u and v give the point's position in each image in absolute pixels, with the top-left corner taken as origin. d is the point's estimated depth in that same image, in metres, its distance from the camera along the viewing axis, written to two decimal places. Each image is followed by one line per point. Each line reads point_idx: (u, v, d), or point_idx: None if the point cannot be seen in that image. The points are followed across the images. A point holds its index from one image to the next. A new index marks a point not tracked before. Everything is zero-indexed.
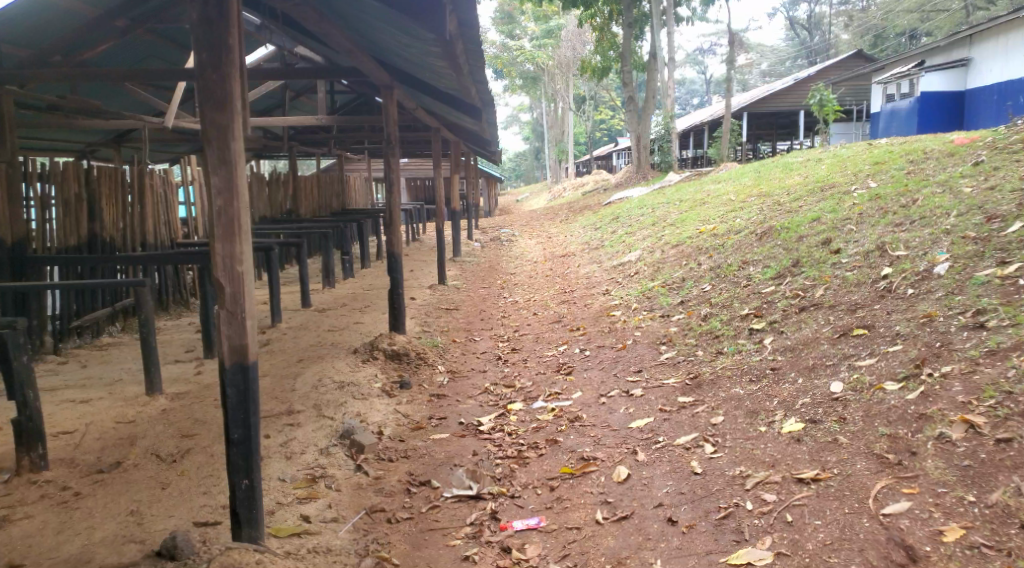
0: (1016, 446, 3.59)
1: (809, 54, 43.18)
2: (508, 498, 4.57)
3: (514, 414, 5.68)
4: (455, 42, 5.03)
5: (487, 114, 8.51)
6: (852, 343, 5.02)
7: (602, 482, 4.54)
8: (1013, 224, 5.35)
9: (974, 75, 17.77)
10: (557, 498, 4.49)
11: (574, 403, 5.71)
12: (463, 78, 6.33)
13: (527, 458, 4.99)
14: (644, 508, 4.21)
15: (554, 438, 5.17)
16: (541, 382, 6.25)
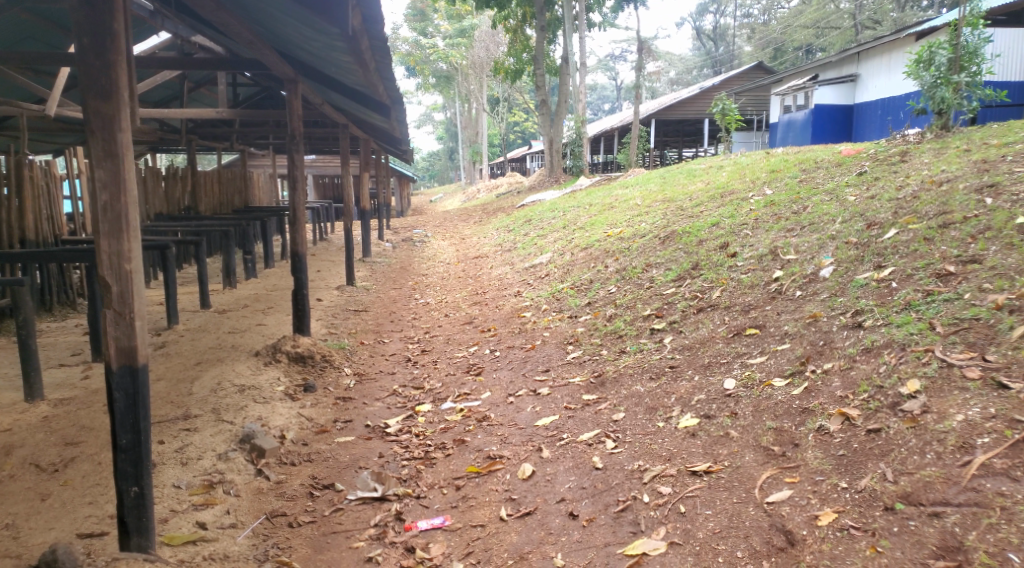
0: (883, 435, 3.83)
1: (713, 65, 44.79)
2: (413, 499, 4.57)
3: (422, 415, 5.68)
4: (359, 38, 5.01)
5: (396, 111, 8.48)
6: (744, 342, 5.27)
7: (507, 480, 4.61)
8: (889, 230, 5.70)
9: (861, 90, 18.86)
10: (462, 496, 4.52)
11: (482, 403, 5.76)
12: (370, 75, 6.30)
13: (434, 459, 5.01)
14: (547, 503, 4.31)
15: (461, 438, 5.21)
16: (450, 383, 6.28)
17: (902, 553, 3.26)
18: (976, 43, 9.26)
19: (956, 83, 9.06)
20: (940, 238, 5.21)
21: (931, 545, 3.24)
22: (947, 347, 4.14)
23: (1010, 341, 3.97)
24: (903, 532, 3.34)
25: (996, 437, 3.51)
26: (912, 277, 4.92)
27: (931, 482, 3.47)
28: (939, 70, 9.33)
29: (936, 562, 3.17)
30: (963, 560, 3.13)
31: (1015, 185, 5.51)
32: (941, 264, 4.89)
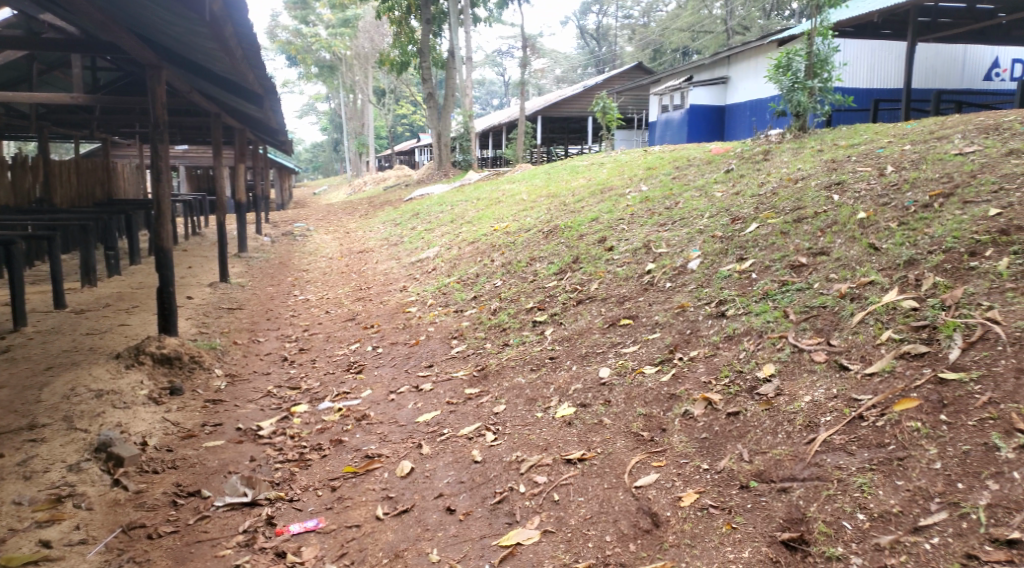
0: (742, 418, 4.04)
1: (597, 64, 45.86)
2: (285, 502, 4.43)
3: (298, 416, 5.51)
4: (220, 24, 4.83)
5: (270, 100, 8.21)
6: (619, 332, 5.43)
7: (385, 478, 4.55)
8: (751, 224, 6.01)
9: (732, 92, 19.79)
10: (337, 497, 4.43)
11: (361, 402, 5.65)
12: (237, 63, 6.09)
13: (308, 461, 4.87)
14: (424, 499, 4.29)
15: (338, 437, 5.10)
16: (328, 382, 6.13)
17: (754, 527, 3.45)
18: (828, 51, 9.85)
19: (811, 88, 9.63)
20: (795, 232, 5.53)
21: (779, 518, 3.44)
22: (799, 334, 4.41)
23: (852, 326, 4.26)
24: (755, 508, 3.53)
25: (837, 415, 3.76)
26: (770, 268, 5.20)
27: (781, 460, 3.69)
28: (796, 75, 9.86)
29: (782, 534, 3.37)
30: (805, 530, 3.34)
31: (860, 183, 5.91)
32: (795, 256, 5.19)
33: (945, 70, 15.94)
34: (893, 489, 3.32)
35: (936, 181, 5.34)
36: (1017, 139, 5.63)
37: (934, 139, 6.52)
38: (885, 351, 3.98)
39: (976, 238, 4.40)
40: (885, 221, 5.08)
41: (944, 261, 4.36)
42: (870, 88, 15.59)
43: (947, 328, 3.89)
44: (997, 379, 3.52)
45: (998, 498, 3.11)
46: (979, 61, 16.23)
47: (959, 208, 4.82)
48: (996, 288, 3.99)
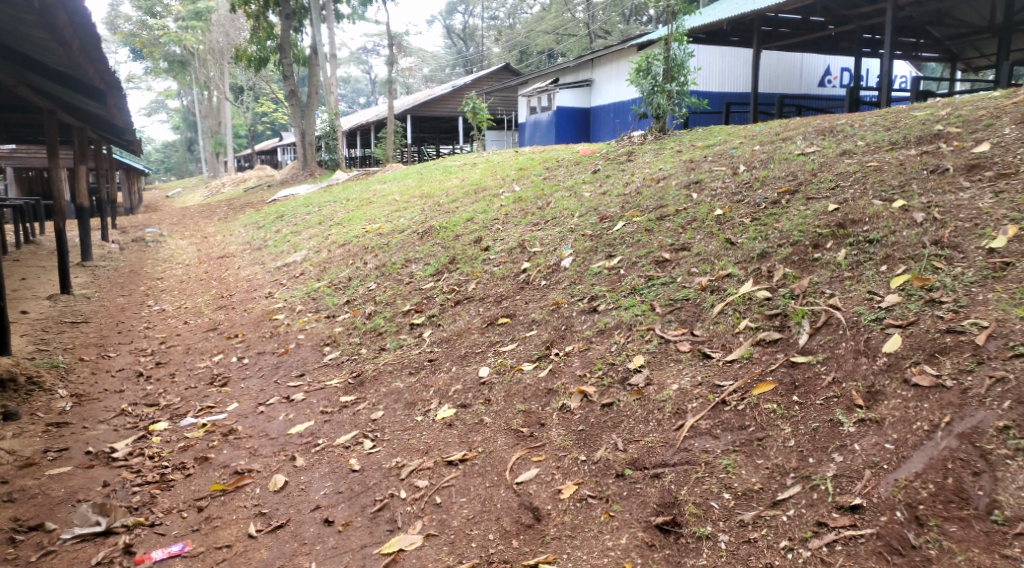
0: (615, 408, 4.22)
1: (465, 65, 46.18)
2: (146, 528, 4.22)
3: (158, 434, 5.24)
4: (51, 10, 4.57)
5: (113, 96, 7.73)
6: (497, 331, 5.52)
7: (257, 493, 4.43)
8: (618, 223, 6.26)
9: (596, 94, 20.44)
10: (205, 518, 4.27)
11: (228, 416, 5.45)
12: (75, 56, 5.77)
13: (171, 482, 4.66)
14: (301, 512, 4.21)
15: (204, 455, 4.90)
16: (190, 397, 5.86)
17: (630, 514, 3.62)
18: (683, 56, 10.29)
19: (669, 91, 10.10)
20: (658, 229, 5.81)
21: (653, 503, 3.62)
22: (665, 325, 4.65)
23: (712, 316, 4.53)
24: (631, 495, 3.70)
25: (702, 401, 3.99)
26: (637, 264, 5.44)
27: (653, 447, 3.88)
28: (655, 78, 10.28)
29: (656, 518, 3.55)
30: (677, 512, 3.53)
31: (716, 181, 6.28)
32: (659, 251, 5.46)
33: (786, 76, 17.12)
34: (754, 468, 3.56)
35: (782, 179, 5.75)
36: (850, 140, 6.15)
37: (779, 140, 7.02)
38: (743, 339, 4.26)
39: (819, 231, 4.77)
40: (739, 218, 5.42)
41: (792, 254, 4.70)
42: (722, 92, 16.52)
43: (796, 315, 4.20)
44: (839, 360, 3.85)
45: (843, 468, 3.39)
46: (815, 68, 17.56)
47: (803, 204, 5.21)
48: (837, 277, 4.35)
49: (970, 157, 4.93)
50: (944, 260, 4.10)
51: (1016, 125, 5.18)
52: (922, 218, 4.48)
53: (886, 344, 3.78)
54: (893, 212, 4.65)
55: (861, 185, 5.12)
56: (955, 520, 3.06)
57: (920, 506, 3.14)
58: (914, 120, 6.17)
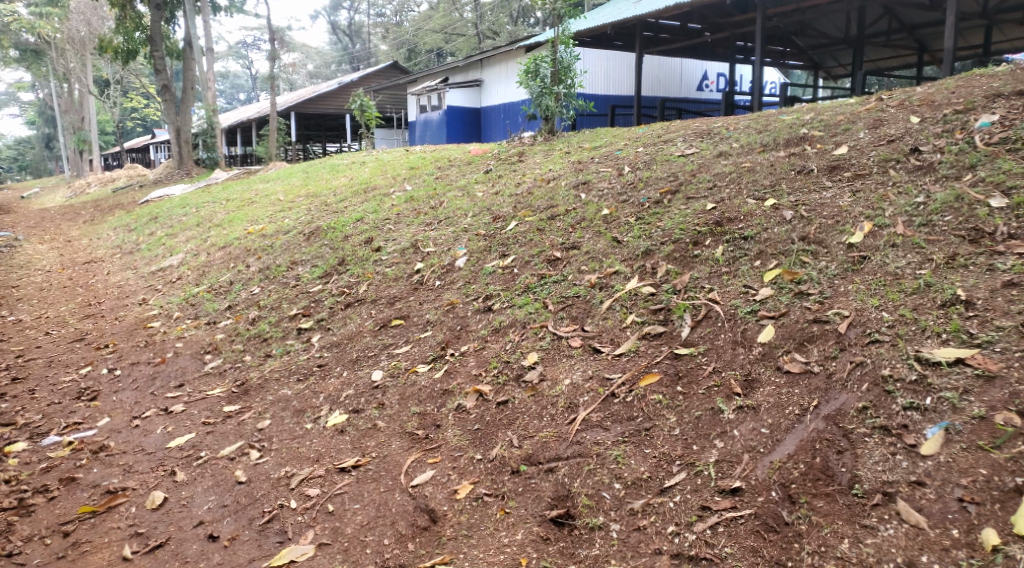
0: (509, 406, 4.31)
1: (352, 62, 45.52)
2: (4, 558, 3.97)
3: (16, 456, 4.92)
4: None
5: None
6: (390, 333, 5.51)
7: (132, 513, 4.25)
8: (510, 222, 6.36)
9: (486, 95, 20.59)
10: (71, 543, 4.06)
11: (98, 432, 5.18)
12: None
13: (32, 507, 4.39)
14: (182, 530, 4.08)
15: (70, 475, 4.64)
16: (54, 414, 5.53)
17: (525, 510, 3.72)
18: (570, 59, 10.53)
19: (557, 93, 10.32)
20: (549, 228, 5.94)
21: (548, 497, 3.73)
22: (557, 322, 4.78)
23: (601, 312, 4.69)
24: (526, 491, 3.80)
25: (593, 395, 4.13)
26: (530, 263, 5.55)
27: (547, 442, 3.99)
28: (544, 80, 10.46)
29: (551, 512, 3.66)
30: (570, 505, 3.65)
31: (603, 182, 6.48)
32: (551, 250, 5.59)
33: (667, 80, 17.79)
34: (642, 457, 3.72)
35: (664, 179, 6.00)
36: (726, 143, 6.49)
37: (661, 142, 7.31)
38: (630, 333, 4.44)
39: (698, 229, 5.01)
40: (625, 217, 5.63)
41: (674, 250, 4.92)
42: (607, 94, 17.00)
43: (679, 310, 4.41)
44: (719, 351, 4.07)
45: (724, 454, 3.59)
46: (693, 73, 18.34)
47: (684, 203, 5.46)
48: (715, 272, 4.60)
49: (831, 159, 5.30)
50: (811, 255, 4.40)
51: (870, 129, 5.60)
52: (791, 216, 4.79)
53: (761, 335, 4.03)
54: (765, 210, 4.95)
55: (736, 186, 5.42)
56: (822, 496, 3.27)
57: (793, 485, 3.34)
58: (782, 124, 6.57)
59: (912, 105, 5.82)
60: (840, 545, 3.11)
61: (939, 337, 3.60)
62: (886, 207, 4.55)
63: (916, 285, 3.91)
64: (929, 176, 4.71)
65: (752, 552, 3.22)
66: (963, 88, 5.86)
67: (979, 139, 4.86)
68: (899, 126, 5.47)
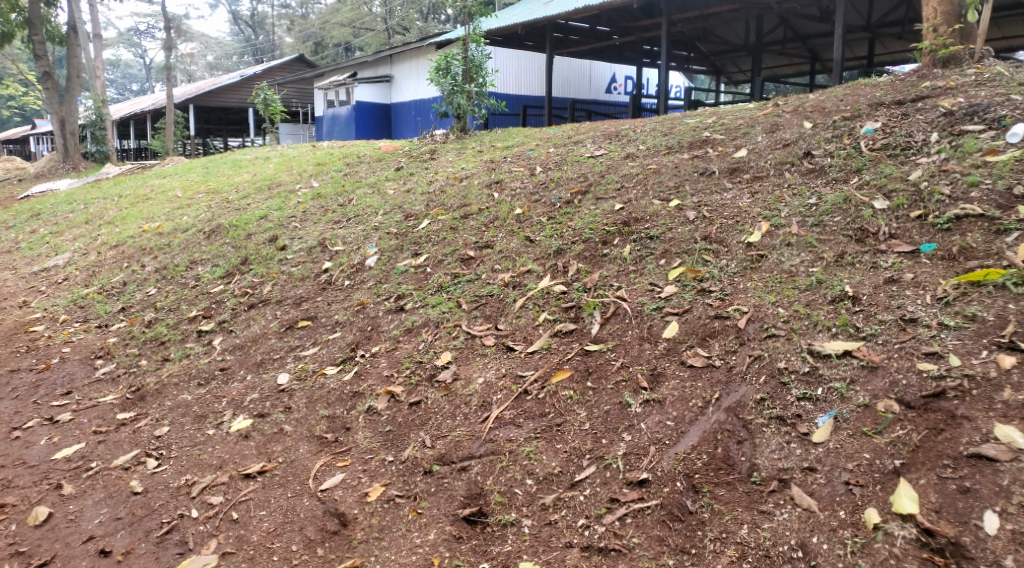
0: (422, 406, 4.31)
1: (254, 53, 44.17)
2: None
3: None
4: None
5: None
6: (297, 334, 5.41)
7: (14, 530, 4.04)
8: (422, 221, 6.34)
9: (396, 91, 20.39)
10: None
11: None
12: None
13: None
14: (70, 546, 3.91)
15: None
16: None
17: (438, 509, 3.73)
18: (481, 58, 10.57)
19: (469, 92, 10.33)
20: (462, 227, 5.95)
21: (460, 496, 3.75)
22: (470, 321, 4.80)
23: (514, 311, 4.74)
24: (438, 490, 3.81)
25: (506, 392, 4.17)
26: (442, 262, 5.55)
27: (459, 441, 4.01)
28: (455, 78, 10.44)
29: (463, 510, 3.68)
30: (483, 503, 3.68)
31: (515, 182, 6.53)
32: (463, 249, 5.60)
33: (577, 81, 18.08)
34: (553, 452, 3.78)
35: (574, 180, 6.10)
36: (633, 145, 6.65)
37: (570, 143, 7.44)
38: (542, 331, 4.50)
39: (607, 229, 5.14)
40: (537, 217, 5.69)
41: (584, 249, 5.03)
42: (518, 94, 17.14)
43: (588, 307, 4.51)
44: (626, 347, 4.18)
45: (631, 446, 3.69)
46: (601, 75, 18.71)
47: (594, 203, 5.58)
48: (623, 271, 4.72)
49: (732, 161, 5.53)
50: (713, 254, 4.57)
51: (767, 133, 5.86)
52: (694, 216, 4.96)
53: (666, 331, 4.17)
54: (670, 211, 5.11)
55: (642, 187, 5.57)
56: (723, 485, 3.41)
57: (696, 475, 3.47)
58: (686, 127, 6.79)
59: (804, 111, 6.13)
60: (739, 531, 3.24)
61: (829, 331, 3.81)
62: (782, 208, 4.77)
63: (809, 282, 4.13)
64: (820, 179, 4.97)
65: (658, 541, 3.33)
66: (850, 96, 6.21)
67: (864, 145, 5.16)
68: (794, 130, 5.75)
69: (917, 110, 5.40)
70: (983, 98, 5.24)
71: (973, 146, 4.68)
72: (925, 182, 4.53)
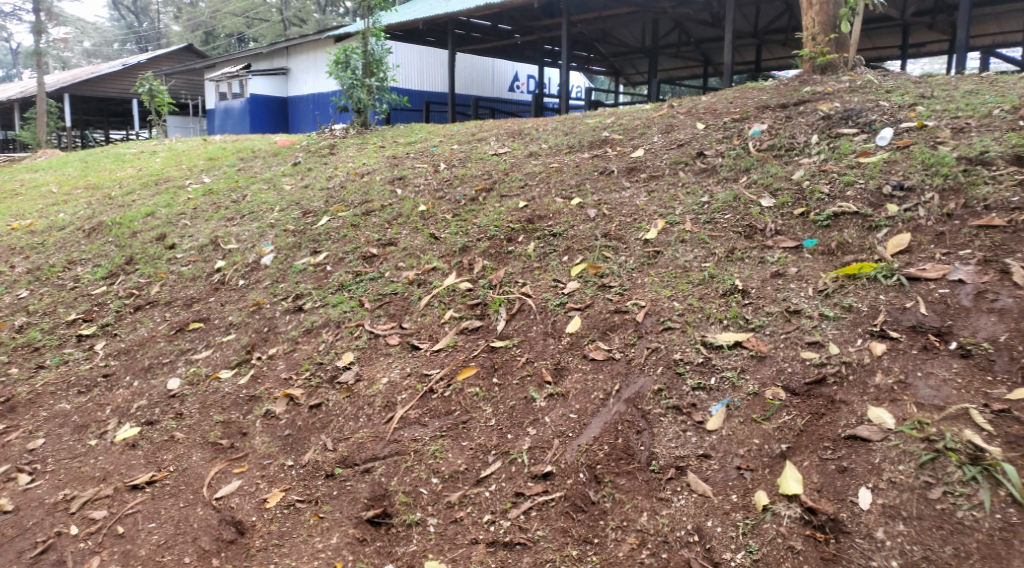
0: (323, 408, 4.22)
1: (137, 41, 42.02)
2: None
3: None
4: None
5: None
6: (188, 337, 5.20)
7: None
8: (322, 218, 6.20)
9: (293, 84, 19.85)
10: None
11: None
12: None
13: None
14: None
15: None
16: None
17: (340, 513, 3.68)
18: (381, 52, 10.45)
19: (369, 86, 10.17)
20: (363, 224, 5.86)
21: (364, 498, 3.71)
22: (374, 320, 4.75)
23: (419, 309, 4.71)
24: (341, 493, 3.76)
25: (411, 392, 4.15)
26: (343, 261, 5.45)
27: (363, 442, 3.96)
28: (354, 73, 10.25)
29: (367, 512, 3.64)
30: (387, 504, 3.65)
31: (418, 178, 6.49)
32: (366, 247, 5.52)
33: (479, 79, 18.12)
34: (459, 450, 3.80)
35: (478, 177, 6.12)
36: (536, 143, 6.73)
37: (474, 140, 7.45)
38: (448, 329, 4.50)
39: (512, 226, 5.18)
40: (441, 214, 5.68)
41: (489, 247, 5.05)
42: (421, 90, 17.02)
43: (494, 304, 4.54)
44: (531, 342, 4.24)
45: (536, 440, 3.75)
46: (502, 73, 18.83)
47: (498, 201, 5.61)
48: (527, 268, 4.77)
49: (629, 161, 5.69)
50: (612, 250, 4.70)
51: (662, 134, 6.06)
52: (595, 214, 5.08)
53: (570, 325, 4.25)
54: (572, 209, 5.20)
55: (545, 185, 5.65)
56: (624, 474, 3.51)
57: (598, 466, 3.55)
58: (586, 126, 6.94)
59: (697, 113, 6.36)
60: (639, 518, 3.35)
61: (721, 323, 3.99)
62: (676, 206, 4.95)
63: (702, 276, 4.31)
64: (712, 178, 5.18)
65: (562, 532, 3.39)
66: (739, 99, 6.49)
67: (752, 146, 5.41)
68: (687, 132, 5.96)
69: (799, 113, 5.70)
70: (857, 103, 5.60)
71: (849, 149, 4.99)
72: (807, 181, 4.80)
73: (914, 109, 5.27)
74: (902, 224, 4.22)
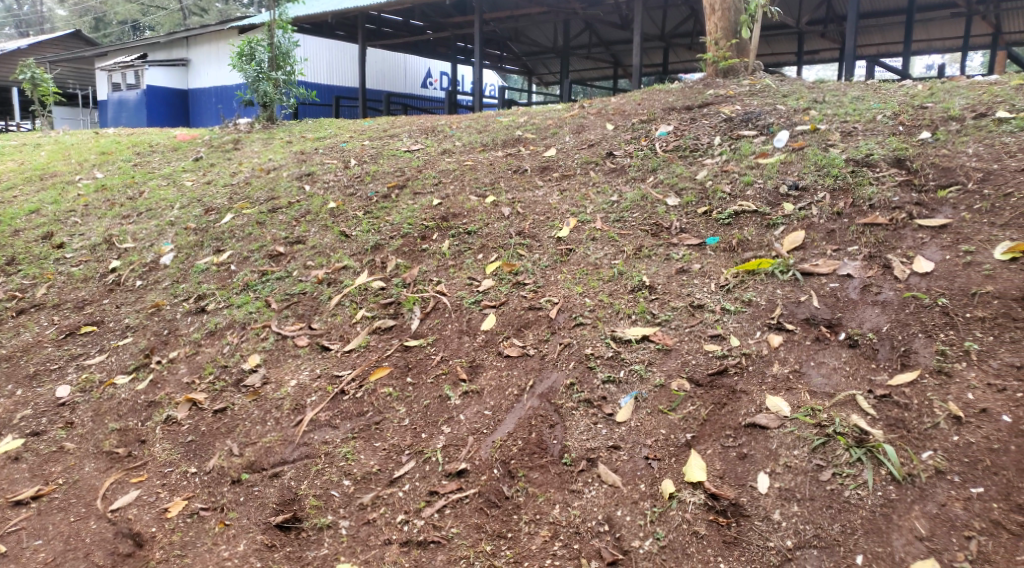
0: (228, 413, 4.10)
1: (18, 25, 39.43)
2: None
3: None
4: None
5: None
6: (79, 342, 4.95)
7: None
8: (225, 215, 6.00)
9: (194, 76, 19.09)
10: None
11: None
12: None
13: None
14: None
15: None
16: None
17: (247, 519, 3.59)
18: (288, 45, 10.17)
19: (276, 80, 9.88)
20: (270, 222, 5.70)
21: (272, 503, 3.63)
22: (281, 321, 4.64)
23: (329, 309, 4.63)
24: (248, 499, 3.67)
25: (321, 393, 4.08)
26: (249, 259, 5.30)
27: (271, 446, 3.86)
28: (260, 65, 9.94)
29: (276, 518, 3.56)
30: (297, 508, 3.59)
31: (327, 174, 6.37)
32: (272, 245, 5.38)
33: (390, 75, 17.88)
34: (372, 451, 3.76)
35: (390, 174, 6.06)
36: (449, 141, 6.72)
37: (385, 136, 7.37)
38: (360, 328, 4.44)
39: (425, 224, 5.16)
40: (351, 211, 5.59)
41: (403, 245, 5.01)
42: (330, 85, 16.69)
43: (408, 303, 4.51)
44: (446, 340, 4.24)
45: (450, 438, 3.75)
46: (413, 70, 18.64)
47: (411, 198, 5.58)
48: (442, 266, 4.76)
49: (542, 160, 5.76)
50: (526, 248, 4.75)
51: (574, 134, 6.16)
52: (508, 213, 5.12)
53: (484, 323, 4.27)
54: (486, 207, 5.23)
55: (459, 182, 5.65)
56: (537, 468, 3.56)
57: (512, 461, 3.59)
58: (499, 125, 6.97)
59: (607, 113, 6.50)
60: (552, 511, 3.41)
61: (630, 318, 4.10)
62: (587, 206, 5.04)
63: (611, 273, 4.41)
64: (621, 178, 5.31)
65: (476, 528, 3.41)
66: (647, 100, 6.68)
67: (659, 146, 5.58)
68: (597, 132, 6.08)
69: (702, 115, 5.91)
70: (756, 107, 5.85)
71: (749, 150, 5.21)
72: (710, 181, 4.99)
73: (808, 113, 5.54)
74: (797, 222, 4.43)
